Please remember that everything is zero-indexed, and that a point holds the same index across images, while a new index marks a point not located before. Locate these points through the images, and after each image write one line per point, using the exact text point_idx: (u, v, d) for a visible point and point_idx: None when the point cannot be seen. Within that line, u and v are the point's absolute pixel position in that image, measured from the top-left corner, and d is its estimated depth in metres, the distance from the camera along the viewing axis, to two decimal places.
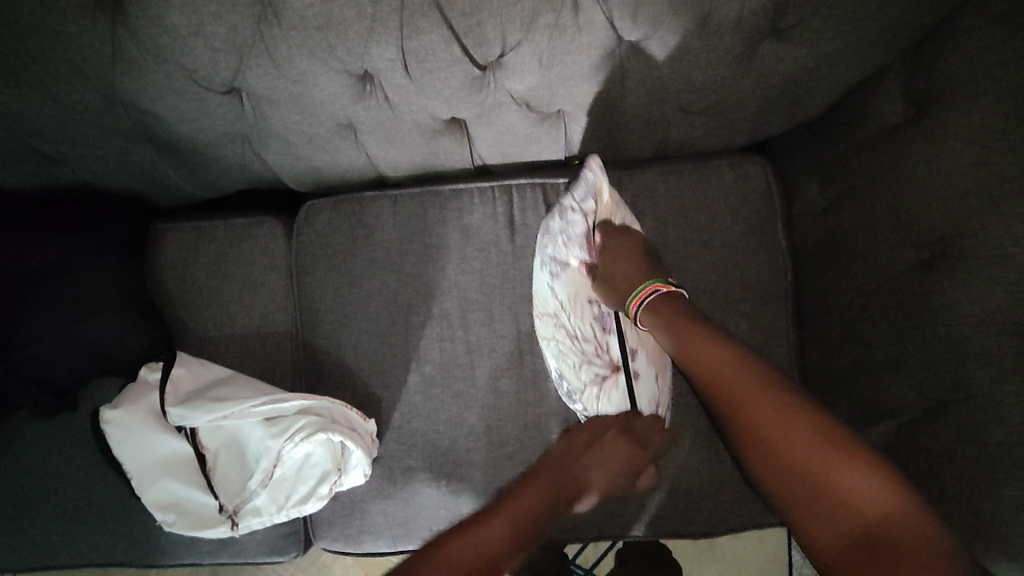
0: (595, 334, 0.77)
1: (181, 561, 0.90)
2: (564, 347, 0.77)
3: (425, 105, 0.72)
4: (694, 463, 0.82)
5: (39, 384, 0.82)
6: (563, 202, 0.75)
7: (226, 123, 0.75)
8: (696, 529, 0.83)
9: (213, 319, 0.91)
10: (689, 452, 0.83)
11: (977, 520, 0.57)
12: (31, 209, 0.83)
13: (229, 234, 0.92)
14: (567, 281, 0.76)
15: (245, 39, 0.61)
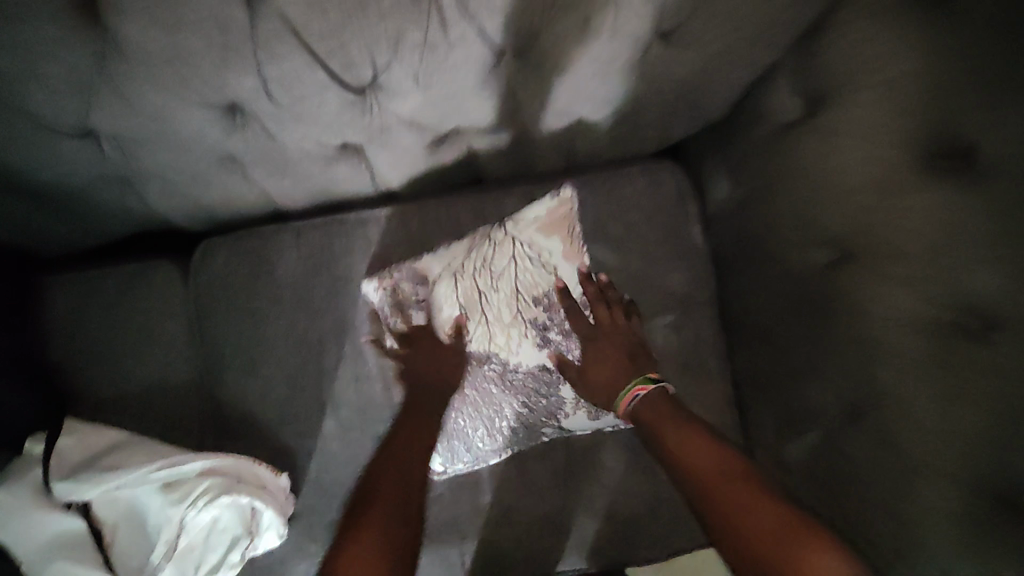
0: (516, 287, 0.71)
1: None
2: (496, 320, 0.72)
3: (308, 134, 0.67)
4: (628, 483, 0.79)
5: None
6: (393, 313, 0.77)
7: (91, 167, 0.69)
8: (637, 554, 0.80)
9: (108, 378, 0.84)
10: (623, 474, 0.80)
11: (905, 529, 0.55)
12: None
13: (120, 283, 0.86)
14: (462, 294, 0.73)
15: (88, 76, 0.56)
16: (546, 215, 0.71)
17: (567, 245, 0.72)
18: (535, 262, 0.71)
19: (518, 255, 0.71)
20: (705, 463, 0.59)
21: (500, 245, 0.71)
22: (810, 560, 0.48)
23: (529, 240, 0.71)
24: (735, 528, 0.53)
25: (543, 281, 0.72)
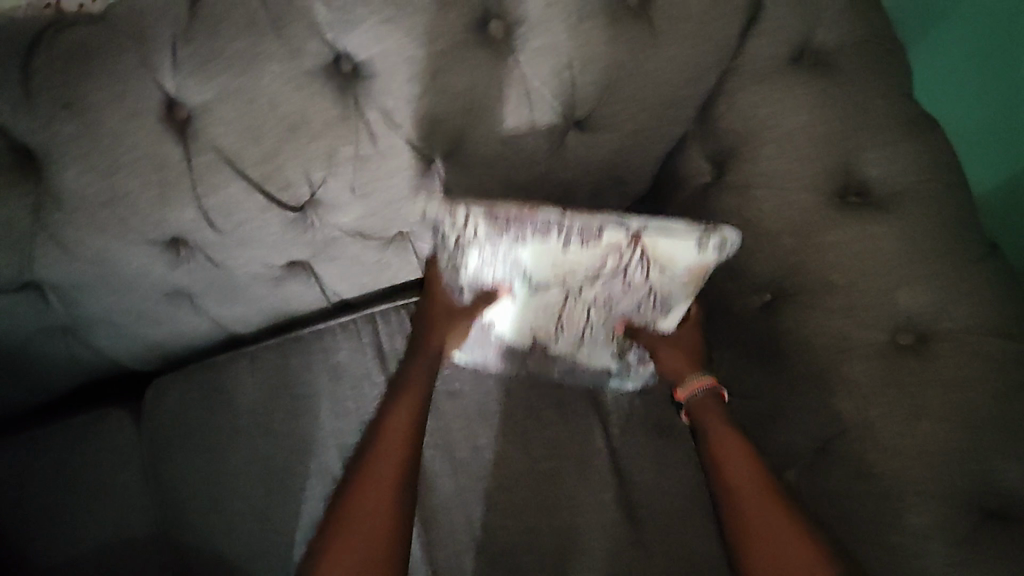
0: (600, 299, 0.66)
1: None
2: (554, 305, 0.67)
3: (253, 257, 0.68)
4: (624, 572, 0.73)
5: None
6: (467, 242, 0.60)
7: (33, 321, 0.69)
8: None
9: (55, 543, 0.78)
10: (612, 561, 0.74)
11: (872, 557, 0.56)
12: None
13: (68, 440, 0.82)
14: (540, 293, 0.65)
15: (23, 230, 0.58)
16: (693, 271, 0.61)
17: (690, 294, 0.65)
18: (642, 294, 0.64)
19: (643, 299, 0.64)
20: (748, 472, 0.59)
21: (627, 279, 0.62)
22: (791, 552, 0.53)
23: (662, 281, 0.62)
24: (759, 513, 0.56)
25: (567, 288, 0.64)
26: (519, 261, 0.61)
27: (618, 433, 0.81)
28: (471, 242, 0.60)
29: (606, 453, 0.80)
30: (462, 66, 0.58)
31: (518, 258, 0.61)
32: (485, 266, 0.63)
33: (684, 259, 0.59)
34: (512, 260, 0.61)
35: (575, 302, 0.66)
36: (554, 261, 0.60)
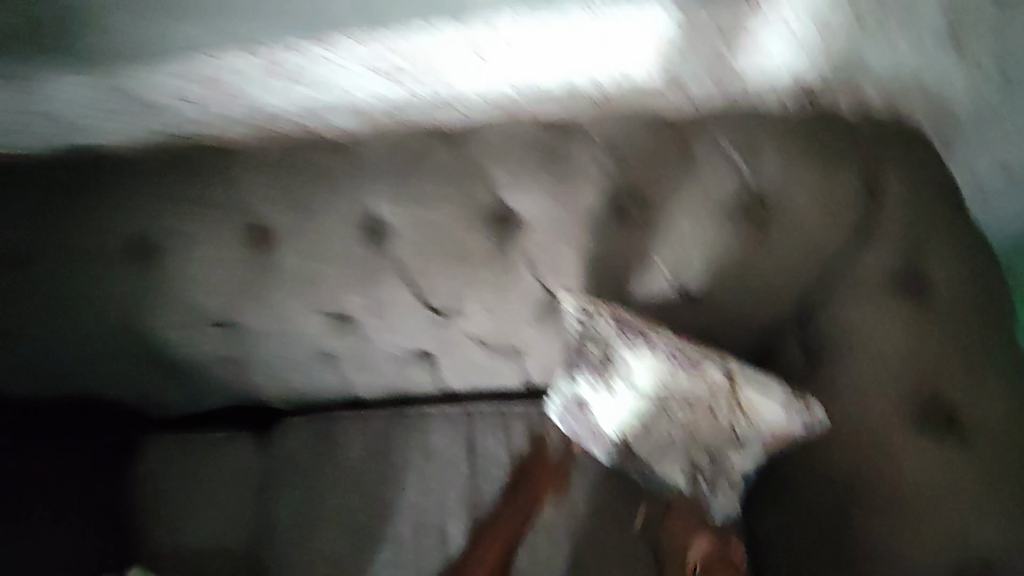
0: (682, 424, 0.71)
1: None
2: (638, 415, 0.73)
3: (394, 341, 0.83)
4: None
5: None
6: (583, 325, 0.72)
7: (219, 351, 0.87)
8: None
9: (170, 534, 0.92)
10: None
11: None
12: (26, 421, 0.90)
13: (206, 448, 0.98)
14: (630, 396, 0.72)
15: (244, 289, 0.77)
16: (777, 431, 0.66)
17: (766, 453, 0.69)
18: (723, 431, 0.69)
19: (724, 440, 0.69)
20: None
21: (712, 410, 0.68)
22: None
23: (745, 426, 0.67)
24: None
25: (657, 400, 0.71)
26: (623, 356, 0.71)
27: None
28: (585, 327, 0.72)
29: None
30: (597, 237, 0.71)
31: (619, 353, 0.71)
32: (590, 347, 0.73)
33: (772, 418, 0.66)
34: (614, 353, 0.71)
35: (660, 420, 0.72)
36: (655, 374, 0.69)
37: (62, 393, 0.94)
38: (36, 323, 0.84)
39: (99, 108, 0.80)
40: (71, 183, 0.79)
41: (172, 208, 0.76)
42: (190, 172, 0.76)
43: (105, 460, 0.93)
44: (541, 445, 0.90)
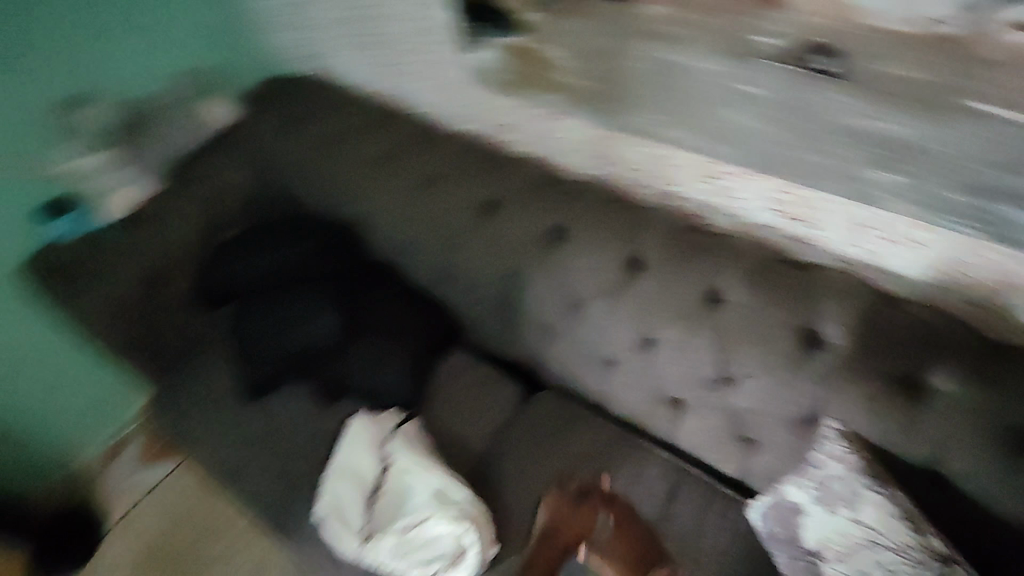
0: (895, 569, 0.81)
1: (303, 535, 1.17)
2: (849, 540, 0.85)
3: (671, 380, 1.08)
4: None
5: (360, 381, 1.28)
6: (829, 450, 0.89)
7: (550, 320, 1.19)
8: None
9: (443, 418, 1.28)
10: None
11: None
12: (412, 299, 1.35)
13: (488, 379, 1.33)
14: (848, 520, 0.86)
15: (609, 292, 1.09)
16: None
17: None
18: None
19: None
20: None
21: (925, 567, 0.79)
22: None
23: None
24: None
25: (873, 535, 0.84)
26: (854, 487, 0.86)
27: None
28: (831, 451, 0.89)
29: None
30: (878, 391, 0.87)
31: (851, 483, 0.87)
32: (826, 467, 0.89)
33: None
34: (848, 481, 0.87)
35: (870, 553, 0.84)
36: (878, 514, 0.84)
37: (436, 296, 1.37)
38: (468, 246, 1.24)
39: (579, 145, 1.18)
40: (538, 182, 1.21)
41: (595, 224, 1.11)
42: (614, 210, 1.11)
43: (438, 339, 1.35)
44: (731, 524, 1.07)
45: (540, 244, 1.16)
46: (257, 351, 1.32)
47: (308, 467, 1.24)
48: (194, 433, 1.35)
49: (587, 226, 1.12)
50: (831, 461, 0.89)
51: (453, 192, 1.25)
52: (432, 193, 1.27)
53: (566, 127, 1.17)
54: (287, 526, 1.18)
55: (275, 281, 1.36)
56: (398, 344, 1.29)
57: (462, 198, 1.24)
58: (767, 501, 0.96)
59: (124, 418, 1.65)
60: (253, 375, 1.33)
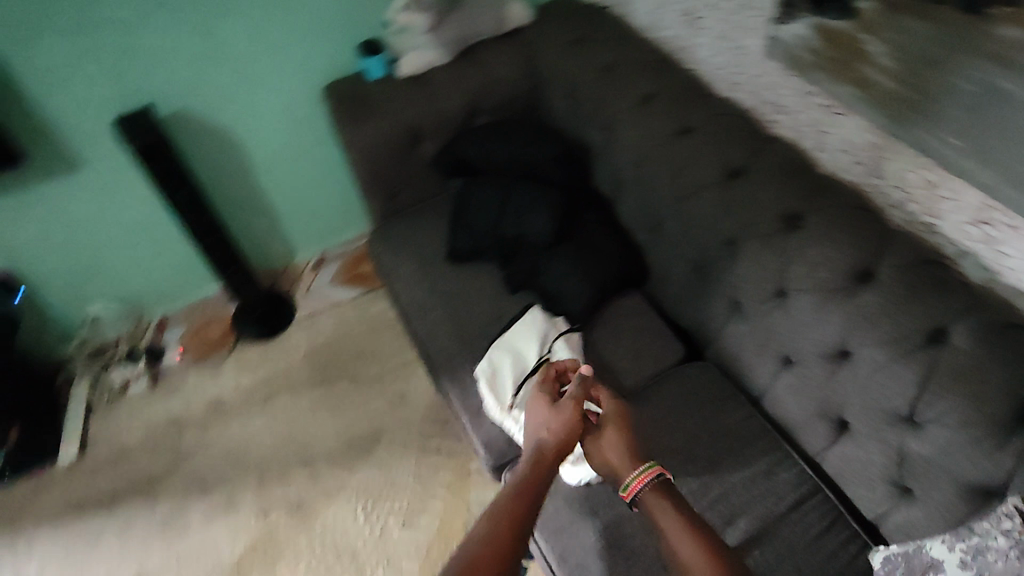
0: None
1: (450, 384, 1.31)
2: None
3: (848, 398, 1.06)
4: None
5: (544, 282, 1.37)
6: (996, 527, 0.85)
7: (749, 300, 1.19)
8: None
9: (604, 343, 1.35)
10: None
11: None
12: (619, 235, 1.42)
13: (657, 331, 1.37)
14: None
15: (823, 296, 1.06)
16: None
17: None
18: None
19: None
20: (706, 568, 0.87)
21: None
22: None
23: None
24: None
25: None
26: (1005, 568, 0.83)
27: None
28: (996, 528, 0.85)
29: None
30: None
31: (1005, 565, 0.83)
32: (985, 539, 0.86)
33: None
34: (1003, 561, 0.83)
35: None
36: None
37: (641, 243, 1.42)
38: (697, 200, 1.23)
39: (851, 149, 1.15)
40: (797, 169, 1.17)
41: (838, 225, 1.07)
42: (864, 222, 1.07)
43: (628, 279, 1.41)
44: (846, 555, 1.06)
45: (775, 228, 1.13)
46: (473, 225, 1.45)
47: (481, 331, 1.36)
48: (398, 267, 1.51)
49: (831, 227, 1.08)
50: (991, 536, 0.85)
51: (704, 146, 1.25)
52: (683, 141, 1.28)
53: (846, 125, 1.13)
54: (451, 371, 1.32)
55: (508, 172, 1.46)
56: (592, 270, 1.35)
57: (714, 158, 1.23)
58: (897, 551, 0.99)
59: (336, 240, 1.91)
60: (459, 241, 1.46)
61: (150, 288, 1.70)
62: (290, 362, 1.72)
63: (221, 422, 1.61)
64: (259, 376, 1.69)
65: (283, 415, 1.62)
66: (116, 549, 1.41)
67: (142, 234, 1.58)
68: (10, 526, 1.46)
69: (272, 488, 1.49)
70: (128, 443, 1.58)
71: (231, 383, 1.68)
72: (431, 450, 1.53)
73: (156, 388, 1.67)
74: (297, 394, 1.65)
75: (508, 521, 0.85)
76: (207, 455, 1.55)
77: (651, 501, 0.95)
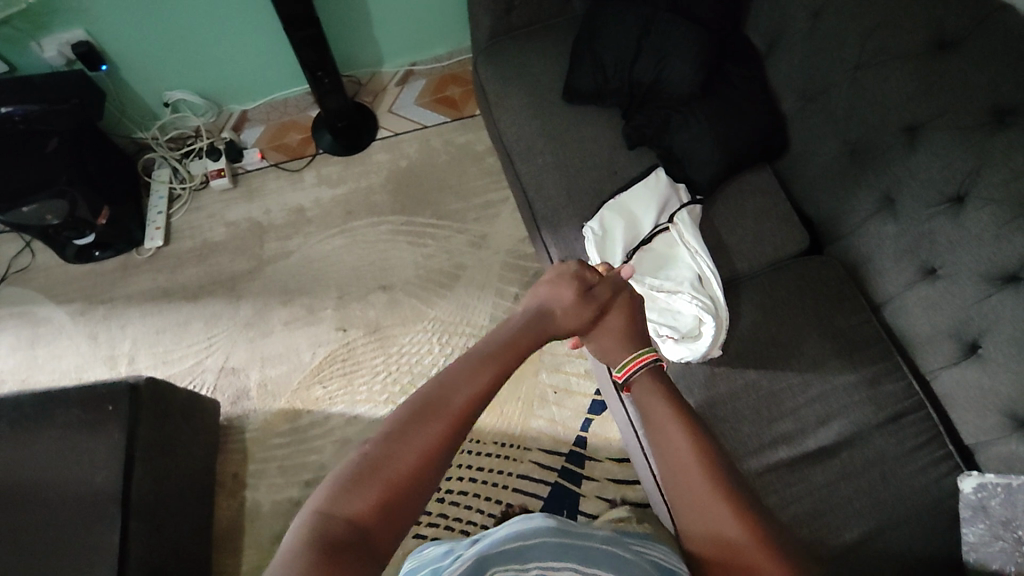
0: None
1: (550, 235, 1.23)
2: None
3: (998, 323, 0.99)
4: None
5: (675, 141, 1.22)
6: None
7: (913, 199, 1.07)
8: None
9: (723, 217, 1.24)
10: None
11: None
12: (766, 100, 1.25)
13: (782, 213, 1.25)
14: None
15: (1010, 211, 0.93)
16: None
17: None
18: None
19: None
20: (670, 433, 0.76)
21: None
22: (692, 465, 0.73)
23: None
24: (662, 449, 0.76)
25: None
26: None
27: None
28: None
29: None
30: None
31: None
32: None
33: None
34: None
35: None
36: None
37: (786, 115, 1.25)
38: (886, 73, 1.06)
39: None
40: None
41: None
42: None
43: (763, 152, 1.26)
44: (935, 471, 1.06)
45: (977, 119, 0.97)
46: (601, 62, 1.27)
47: (591, 186, 1.25)
48: (506, 98, 1.35)
49: None
50: None
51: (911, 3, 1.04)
52: None
53: None
54: (553, 225, 1.23)
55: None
56: (729, 134, 1.20)
57: (919, 19, 1.03)
58: (997, 481, 0.98)
59: (427, 54, 1.73)
60: (582, 78, 1.28)
61: (232, 81, 1.59)
62: (372, 183, 1.65)
63: (301, 234, 1.59)
64: (339, 192, 1.63)
65: (363, 236, 1.59)
66: (203, 337, 1.47)
67: (228, 18, 1.43)
68: (103, 300, 1.51)
69: (351, 307, 1.51)
70: (211, 239, 1.57)
71: (312, 196, 1.63)
72: (510, 297, 1.52)
73: (236, 187, 1.63)
74: (377, 217, 1.61)
75: (493, 373, 0.74)
76: (289, 264, 1.55)
77: (641, 383, 0.85)
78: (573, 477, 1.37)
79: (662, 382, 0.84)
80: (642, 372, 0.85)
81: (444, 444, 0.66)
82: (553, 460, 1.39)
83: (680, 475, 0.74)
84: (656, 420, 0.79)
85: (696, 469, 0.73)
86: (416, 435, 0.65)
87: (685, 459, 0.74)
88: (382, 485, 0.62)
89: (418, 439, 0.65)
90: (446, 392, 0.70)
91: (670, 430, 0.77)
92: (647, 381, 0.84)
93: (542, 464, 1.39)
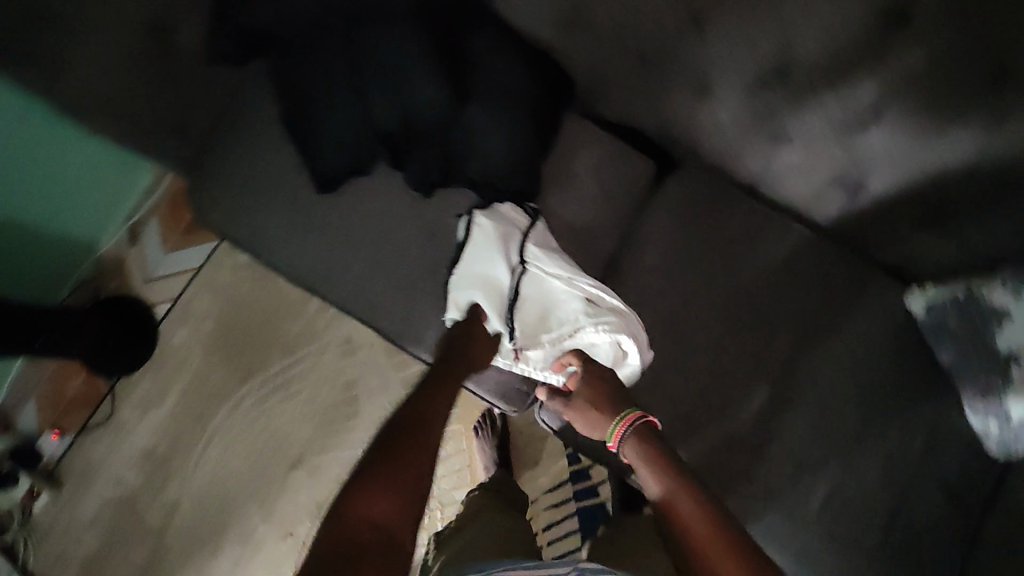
0: None
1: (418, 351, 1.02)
2: None
3: (877, 156, 0.93)
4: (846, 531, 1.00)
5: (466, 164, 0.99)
6: None
7: (735, 79, 0.94)
8: None
9: (563, 200, 1.06)
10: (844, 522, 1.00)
11: None
12: (523, 51, 1.01)
13: (613, 151, 1.09)
14: None
15: (836, 51, 0.86)
16: None
17: None
18: None
19: None
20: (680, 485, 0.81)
21: None
22: (705, 515, 0.78)
23: None
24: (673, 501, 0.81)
25: None
26: None
27: (917, 471, 1.02)
28: None
29: (900, 467, 1.01)
30: None
31: None
32: None
33: None
34: None
35: None
36: None
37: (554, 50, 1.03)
38: None
39: None
40: None
41: None
42: None
43: (555, 104, 1.04)
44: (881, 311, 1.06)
45: None
46: (330, 131, 0.96)
47: (416, 265, 1.02)
48: (253, 225, 1.03)
49: None
50: None
51: None
52: None
53: None
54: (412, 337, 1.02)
55: (335, 18, 0.92)
56: (517, 122, 0.98)
57: None
58: (942, 299, 0.98)
59: (131, 201, 1.34)
60: (323, 161, 0.98)
61: None
62: (197, 369, 1.36)
63: (171, 475, 1.32)
64: (171, 404, 1.34)
65: (233, 429, 1.34)
66: None
67: None
68: None
69: (281, 505, 1.31)
70: (87, 552, 1.29)
71: (148, 429, 1.34)
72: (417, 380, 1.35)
73: (63, 483, 1.31)
74: (231, 399, 1.35)
75: (437, 404, 0.86)
76: (185, 514, 1.31)
77: (633, 441, 0.88)
78: (588, 495, 1.34)
79: (654, 445, 0.86)
80: (632, 433, 0.88)
81: (418, 469, 0.75)
82: (562, 493, 1.35)
83: (693, 528, 0.76)
84: (658, 473, 0.84)
85: (707, 523, 0.76)
86: (395, 466, 0.74)
87: (696, 512, 0.78)
88: (376, 506, 0.69)
89: (409, 464, 0.75)
90: (404, 427, 0.80)
91: (679, 485, 0.81)
92: (639, 442, 0.87)
93: (555, 504, 1.35)
